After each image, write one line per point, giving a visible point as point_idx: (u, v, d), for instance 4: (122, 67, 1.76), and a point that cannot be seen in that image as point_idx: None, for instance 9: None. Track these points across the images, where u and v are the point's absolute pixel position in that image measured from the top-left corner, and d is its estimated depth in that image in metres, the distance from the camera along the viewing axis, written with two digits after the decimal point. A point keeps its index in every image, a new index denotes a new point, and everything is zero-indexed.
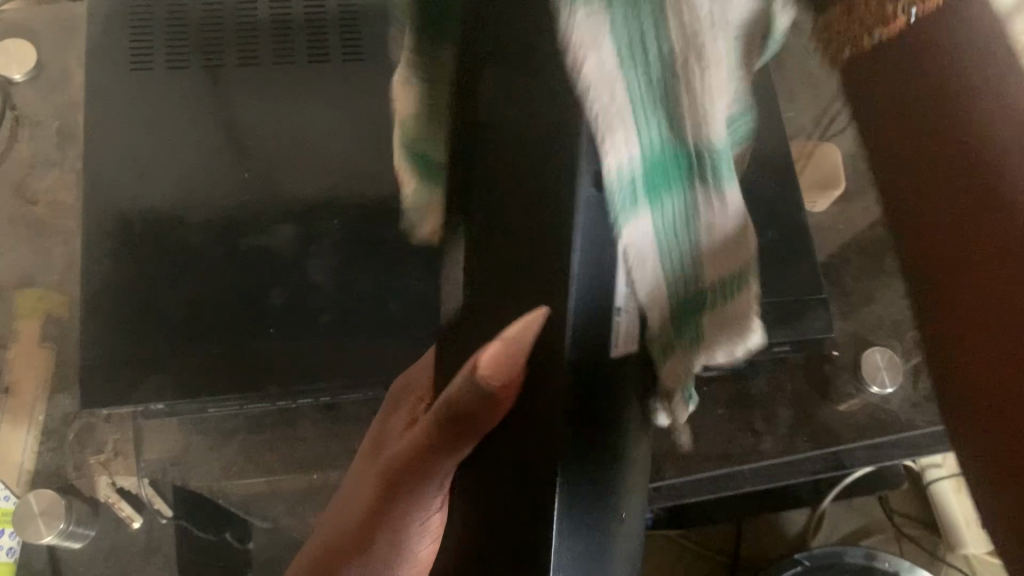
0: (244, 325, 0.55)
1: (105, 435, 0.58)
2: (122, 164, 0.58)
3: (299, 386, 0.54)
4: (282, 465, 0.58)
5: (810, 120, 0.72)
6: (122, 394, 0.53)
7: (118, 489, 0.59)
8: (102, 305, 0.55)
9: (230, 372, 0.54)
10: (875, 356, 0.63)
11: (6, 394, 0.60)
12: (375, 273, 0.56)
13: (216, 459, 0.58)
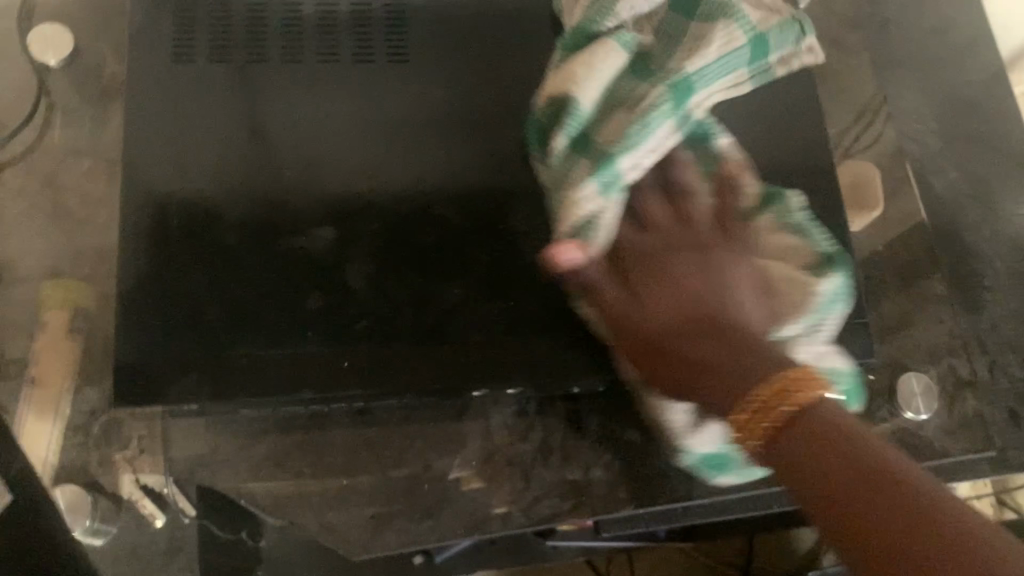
0: (287, 327, 0.54)
1: (131, 433, 0.58)
2: (162, 157, 0.58)
3: (346, 389, 0.54)
4: (311, 467, 0.58)
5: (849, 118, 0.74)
6: (155, 395, 0.53)
7: (142, 486, 0.58)
8: (135, 303, 0.54)
9: (271, 378, 0.53)
10: (911, 381, 0.63)
11: (30, 385, 0.58)
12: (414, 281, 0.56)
13: (245, 460, 0.57)
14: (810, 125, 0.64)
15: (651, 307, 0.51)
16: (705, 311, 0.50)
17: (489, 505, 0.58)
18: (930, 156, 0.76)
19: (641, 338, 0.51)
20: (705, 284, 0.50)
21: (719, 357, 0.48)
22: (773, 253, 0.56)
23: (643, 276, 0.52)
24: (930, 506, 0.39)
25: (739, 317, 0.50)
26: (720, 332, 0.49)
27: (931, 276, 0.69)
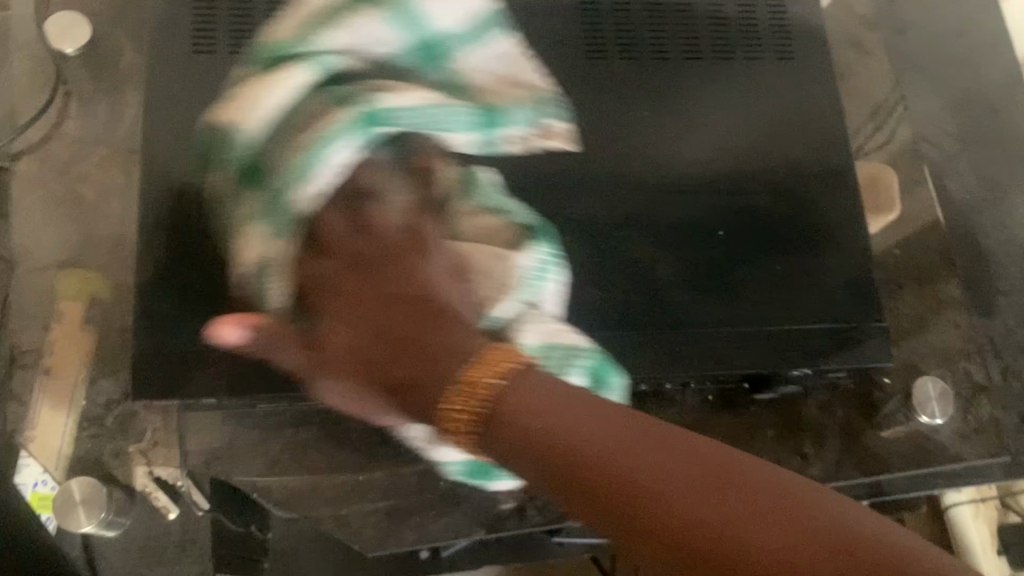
0: None
1: (146, 423, 0.58)
2: (183, 149, 0.57)
3: None
4: (327, 463, 0.57)
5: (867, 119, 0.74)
6: (174, 389, 0.53)
7: (156, 479, 0.58)
8: (156, 296, 0.54)
9: None
10: (927, 386, 0.62)
11: (45, 375, 0.58)
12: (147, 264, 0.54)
13: (260, 455, 0.57)
14: (833, 124, 0.63)
15: (328, 348, 0.46)
16: (420, 350, 0.43)
17: (503, 500, 0.58)
18: (946, 157, 0.76)
19: (386, 340, 0.44)
20: (377, 280, 0.46)
21: (431, 341, 0.43)
22: (474, 236, 0.51)
23: (318, 311, 0.47)
24: (728, 466, 0.33)
25: (444, 329, 0.43)
26: (417, 320, 0.44)
27: (947, 280, 0.69)
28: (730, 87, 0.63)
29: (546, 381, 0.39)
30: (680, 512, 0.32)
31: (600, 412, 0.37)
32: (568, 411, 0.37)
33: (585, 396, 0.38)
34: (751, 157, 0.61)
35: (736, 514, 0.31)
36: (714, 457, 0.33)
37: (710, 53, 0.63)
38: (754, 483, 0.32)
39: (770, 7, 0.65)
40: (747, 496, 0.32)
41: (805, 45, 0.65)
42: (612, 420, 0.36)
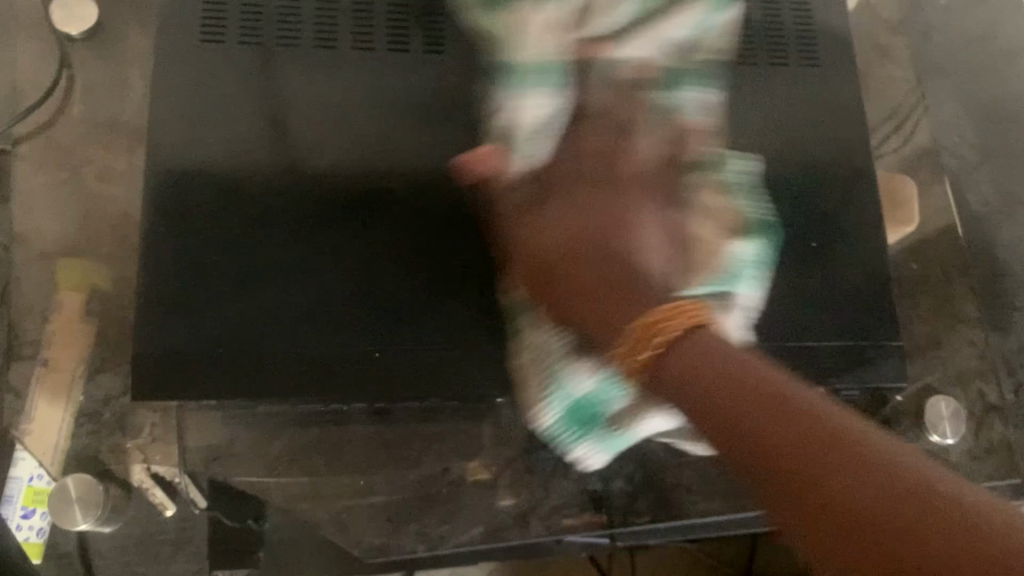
0: (308, 324, 0.53)
1: (145, 418, 0.57)
2: (189, 141, 0.56)
3: (369, 392, 0.53)
4: (328, 466, 0.57)
5: (889, 128, 0.72)
6: (172, 389, 0.52)
7: (153, 475, 0.56)
8: (153, 293, 0.52)
9: (290, 377, 0.53)
10: (940, 405, 0.62)
11: (44, 367, 0.57)
12: (350, 234, 0.54)
13: (262, 457, 0.56)
14: (857, 135, 0.62)
15: (536, 235, 0.50)
16: (604, 251, 0.48)
17: (505, 508, 0.57)
18: (967, 169, 0.75)
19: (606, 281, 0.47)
20: (594, 210, 0.49)
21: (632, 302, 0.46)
22: (712, 212, 0.52)
23: (554, 199, 0.50)
24: (861, 454, 0.36)
25: (621, 257, 0.47)
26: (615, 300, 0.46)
27: (963, 298, 0.68)
28: (753, 95, 0.61)
29: (726, 358, 0.42)
30: (785, 447, 0.37)
31: (739, 389, 0.40)
32: (708, 357, 0.42)
33: (740, 362, 0.41)
34: (772, 166, 0.60)
35: (867, 489, 0.35)
36: (823, 420, 0.38)
37: (733, 58, 0.62)
38: (883, 465, 0.35)
39: (794, 13, 0.64)
40: (868, 484, 0.35)
41: (830, 52, 0.63)
42: (748, 367, 0.41)
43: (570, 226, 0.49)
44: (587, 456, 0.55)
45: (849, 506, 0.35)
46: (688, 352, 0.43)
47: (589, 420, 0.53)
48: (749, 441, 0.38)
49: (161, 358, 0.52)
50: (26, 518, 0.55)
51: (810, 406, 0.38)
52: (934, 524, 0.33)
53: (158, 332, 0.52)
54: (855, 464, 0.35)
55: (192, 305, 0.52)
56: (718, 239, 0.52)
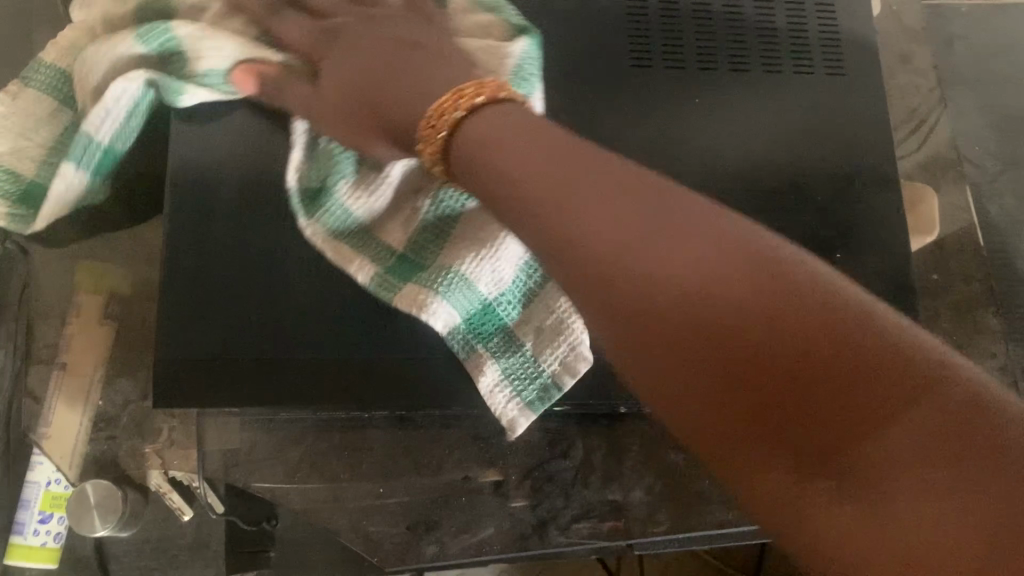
0: (333, 333, 0.53)
1: (161, 422, 0.56)
2: (209, 141, 0.54)
3: (393, 401, 0.53)
4: (348, 473, 0.56)
5: (912, 136, 0.72)
6: (195, 395, 0.51)
7: (170, 479, 0.56)
8: (174, 299, 0.52)
9: (313, 384, 0.52)
10: None
11: (61, 371, 0.57)
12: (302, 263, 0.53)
13: (282, 462, 0.56)
14: (883, 144, 0.61)
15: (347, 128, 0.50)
16: (411, 59, 0.48)
17: (526, 517, 0.57)
18: (986, 180, 0.76)
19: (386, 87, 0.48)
20: (399, 59, 0.48)
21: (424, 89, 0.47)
22: (470, 32, 0.53)
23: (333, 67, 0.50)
24: (800, 294, 0.31)
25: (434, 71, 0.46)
26: (401, 70, 0.48)
27: (986, 309, 0.67)
28: (781, 101, 0.61)
29: (616, 198, 0.36)
30: (651, 225, 0.35)
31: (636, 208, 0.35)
32: (488, 136, 0.41)
33: (562, 192, 0.37)
34: (798, 174, 0.59)
35: (760, 323, 0.31)
36: (745, 264, 0.32)
37: (759, 65, 0.61)
38: (815, 293, 0.31)
39: (822, 21, 0.63)
40: (754, 311, 0.31)
41: (857, 60, 0.63)
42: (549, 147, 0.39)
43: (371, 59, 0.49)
44: (435, 312, 0.49)
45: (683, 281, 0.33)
46: (543, 173, 0.38)
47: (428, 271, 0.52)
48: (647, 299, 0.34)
49: (184, 365, 0.51)
50: (43, 522, 0.56)
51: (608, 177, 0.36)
52: (862, 380, 0.29)
53: (180, 338, 0.52)
54: (793, 311, 0.31)
55: (212, 311, 0.52)
56: (494, 45, 0.53)
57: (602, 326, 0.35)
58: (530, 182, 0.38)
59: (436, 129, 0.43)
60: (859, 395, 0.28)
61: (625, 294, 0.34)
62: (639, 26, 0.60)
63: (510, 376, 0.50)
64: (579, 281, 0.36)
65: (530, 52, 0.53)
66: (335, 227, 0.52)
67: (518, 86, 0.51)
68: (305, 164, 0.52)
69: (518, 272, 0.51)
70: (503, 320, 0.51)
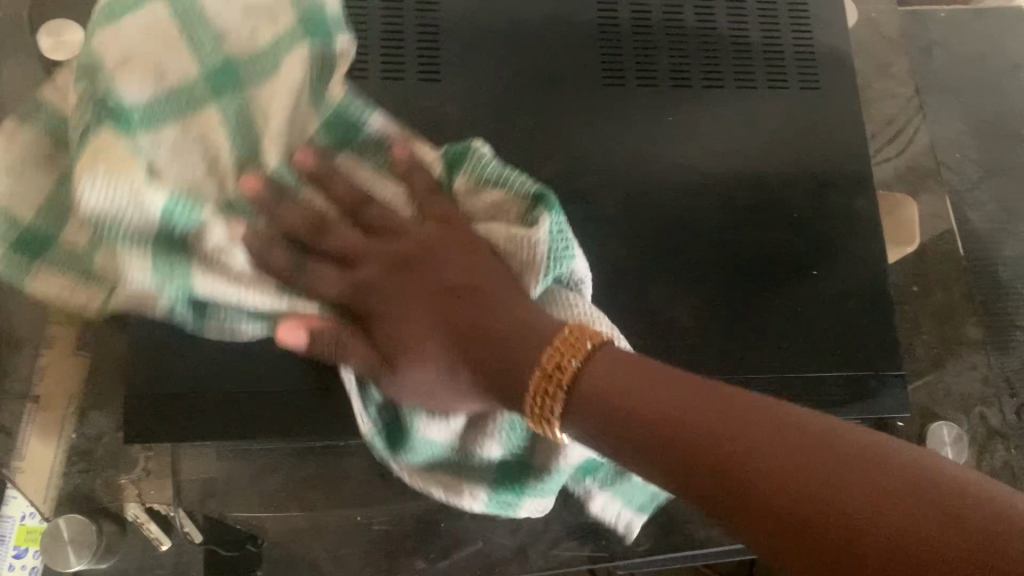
0: (307, 361, 0.52)
1: (138, 453, 0.55)
2: None
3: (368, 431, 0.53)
4: (324, 501, 0.56)
5: (891, 145, 0.72)
6: (167, 429, 0.51)
7: (148, 510, 0.55)
8: (146, 329, 0.51)
9: (287, 414, 0.52)
10: (941, 431, 0.61)
11: (35, 404, 0.57)
12: None
13: (259, 492, 0.56)
14: (860, 158, 0.61)
15: (404, 348, 0.44)
16: (452, 294, 0.45)
17: (505, 542, 0.57)
18: (968, 187, 0.76)
19: (437, 299, 0.45)
20: (438, 270, 0.45)
21: (490, 299, 0.44)
22: (484, 217, 0.47)
23: (377, 313, 0.45)
24: (879, 466, 0.31)
25: (502, 305, 0.44)
26: (462, 303, 0.44)
27: (967, 320, 0.67)
28: (757, 117, 0.60)
29: (692, 405, 0.37)
30: (715, 438, 0.35)
31: (692, 403, 0.37)
32: (594, 389, 0.39)
33: (639, 386, 0.39)
34: (774, 190, 0.59)
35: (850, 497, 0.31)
36: (830, 440, 0.33)
37: (733, 80, 0.61)
38: (860, 458, 0.32)
39: (796, 34, 0.63)
40: (818, 484, 0.32)
41: (832, 73, 0.62)
42: (620, 377, 0.39)
43: (404, 326, 0.45)
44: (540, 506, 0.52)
45: (748, 482, 0.34)
46: (627, 377, 0.39)
47: (507, 472, 0.50)
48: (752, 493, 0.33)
49: (156, 398, 0.51)
50: (19, 557, 0.56)
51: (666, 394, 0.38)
52: (933, 535, 0.29)
53: (152, 370, 0.51)
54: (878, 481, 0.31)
55: (182, 342, 0.52)
56: (511, 233, 0.46)
57: (672, 484, 0.37)
58: (620, 381, 0.39)
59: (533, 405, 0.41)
60: (909, 535, 0.29)
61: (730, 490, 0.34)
62: (613, 43, 0.60)
63: (621, 500, 0.53)
64: (682, 477, 0.36)
65: (557, 233, 0.45)
66: (426, 462, 0.50)
67: (543, 282, 0.45)
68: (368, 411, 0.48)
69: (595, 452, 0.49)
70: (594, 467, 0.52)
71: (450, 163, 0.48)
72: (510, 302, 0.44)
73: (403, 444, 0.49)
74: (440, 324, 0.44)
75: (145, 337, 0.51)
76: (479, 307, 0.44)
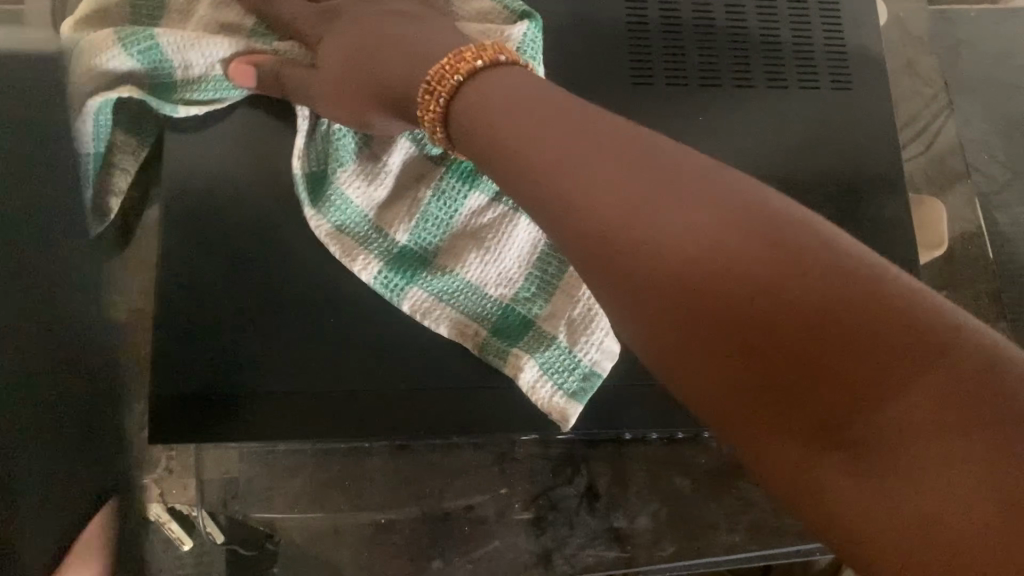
0: (332, 365, 0.52)
1: (159, 452, 0.56)
2: (203, 170, 0.53)
3: (393, 434, 0.52)
4: (348, 503, 0.56)
5: (919, 146, 0.71)
6: (190, 432, 0.51)
7: (170, 510, 0.55)
8: (170, 329, 0.51)
9: (311, 416, 0.51)
10: None
11: None
12: (302, 286, 0.52)
13: (282, 493, 0.55)
14: (890, 157, 0.60)
15: (340, 82, 0.50)
16: (396, 28, 0.48)
17: (530, 546, 0.56)
18: (995, 190, 0.77)
19: (389, 24, 0.49)
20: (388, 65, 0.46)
21: (419, 36, 0.47)
22: (472, 18, 0.55)
23: (331, 33, 0.51)
24: (842, 259, 0.27)
25: (435, 31, 0.47)
26: (398, 26, 0.48)
27: (996, 324, 0.66)
28: (787, 116, 0.59)
29: (612, 147, 0.32)
30: (629, 187, 0.31)
31: (614, 160, 0.32)
32: (495, 98, 0.39)
33: (549, 128, 0.34)
34: (803, 189, 0.58)
35: (764, 273, 0.27)
36: (798, 231, 0.28)
37: (763, 78, 0.60)
38: (834, 258, 0.27)
39: (827, 32, 0.62)
40: (765, 270, 0.27)
41: (862, 73, 0.62)
42: (534, 116, 0.35)
43: (351, 53, 0.49)
44: (427, 307, 0.52)
45: (677, 248, 0.29)
46: (548, 117, 0.35)
47: (413, 259, 0.54)
48: (643, 249, 0.30)
49: (179, 398, 0.51)
50: None
51: (623, 136, 0.33)
52: (926, 352, 0.24)
53: (175, 371, 0.51)
54: (798, 258, 0.27)
55: (205, 341, 0.51)
56: (493, 26, 0.53)
57: (576, 252, 0.32)
58: (536, 129, 0.35)
59: (431, 108, 0.43)
60: (883, 359, 0.24)
61: (611, 244, 0.31)
62: (641, 43, 0.59)
63: (552, 373, 0.51)
64: (586, 251, 0.32)
65: (530, 34, 0.53)
66: (341, 222, 0.53)
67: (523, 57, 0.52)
68: (308, 150, 0.54)
69: (522, 267, 0.54)
70: (529, 317, 0.53)
71: None
72: (439, 39, 0.46)
73: (322, 194, 0.53)
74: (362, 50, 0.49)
75: (169, 338, 0.51)
76: (404, 36, 0.48)
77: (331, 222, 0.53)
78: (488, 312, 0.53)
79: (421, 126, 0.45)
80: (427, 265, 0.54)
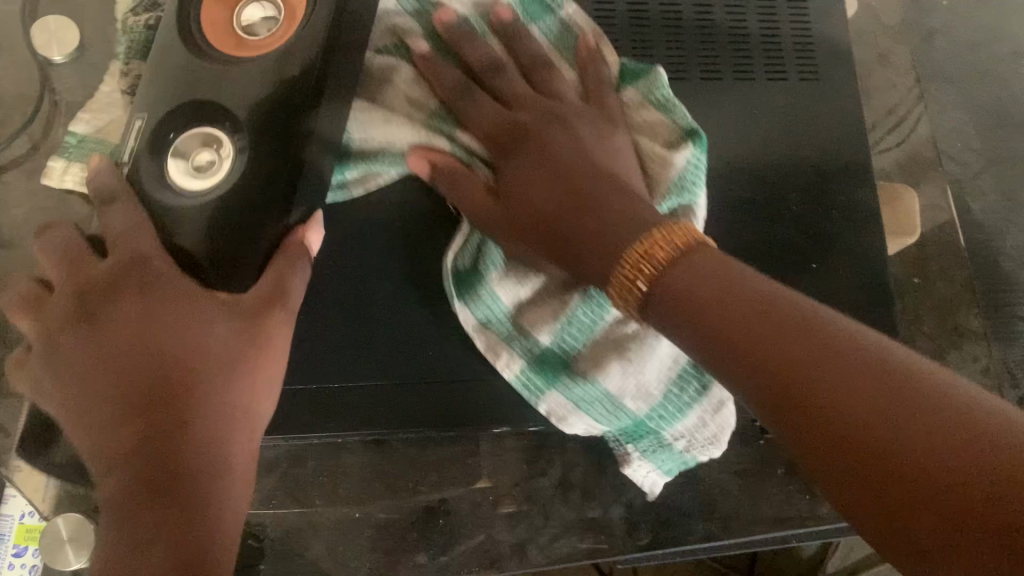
0: (303, 362, 0.52)
1: None
2: None
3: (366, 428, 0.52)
4: (323, 498, 0.56)
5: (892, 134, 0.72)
6: None
7: None
8: None
9: (285, 412, 0.52)
10: None
11: None
12: None
13: (256, 490, 0.55)
14: (861, 146, 0.61)
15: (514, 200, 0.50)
16: (571, 169, 0.49)
17: (505, 538, 0.57)
18: (970, 176, 0.78)
19: (572, 169, 0.49)
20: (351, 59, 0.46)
21: (603, 196, 0.47)
22: (636, 130, 0.54)
23: (512, 153, 0.51)
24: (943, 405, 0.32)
25: (620, 189, 0.48)
26: (592, 177, 0.49)
27: (968, 311, 0.67)
28: (757, 107, 0.60)
29: (765, 314, 0.38)
30: (786, 352, 0.37)
31: (773, 327, 0.38)
32: (699, 270, 0.41)
33: (724, 284, 0.40)
34: (774, 180, 0.58)
35: (913, 439, 0.32)
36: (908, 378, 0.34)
37: (733, 70, 0.60)
38: (937, 402, 0.32)
39: (795, 23, 0.62)
40: (895, 421, 0.33)
41: (832, 62, 0.62)
42: (742, 282, 0.40)
43: (533, 183, 0.50)
44: (563, 412, 0.52)
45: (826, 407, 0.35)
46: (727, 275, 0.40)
47: (557, 367, 0.52)
48: (811, 400, 0.35)
49: None
50: (17, 556, 0.56)
51: (787, 306, 0.38)
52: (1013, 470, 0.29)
53: None
54: (916, 408, 0.32)
55: None
56: (658, 154, 0.53)
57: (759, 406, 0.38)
58: (707, 282, 0.40)
59: (640, 278, 0.42)
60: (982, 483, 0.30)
61: (784, 403, 0.36)
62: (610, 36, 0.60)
63: (658, 464, 0.54)
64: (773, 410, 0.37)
65: (693, 162, 0.52)
66: (485, 319, 0.51)
67: (666, 204, 0.51)
68: (461, 244, 0.52)
69: (667, 386, 0.51)
70: (657, 430, 0.52)
71: (624, 74, 0.56)
72: (624, 198, 0.47)
73: (461, 279, 0.51)
74: (555, 182, 0.49)
75: None
76: (592, 194, 0.48)
77: (475, 317, 0.51)
78: (622, 422, 0.52)
79: (609, 285, 0.44)
80: (569, 370, 0.52)
